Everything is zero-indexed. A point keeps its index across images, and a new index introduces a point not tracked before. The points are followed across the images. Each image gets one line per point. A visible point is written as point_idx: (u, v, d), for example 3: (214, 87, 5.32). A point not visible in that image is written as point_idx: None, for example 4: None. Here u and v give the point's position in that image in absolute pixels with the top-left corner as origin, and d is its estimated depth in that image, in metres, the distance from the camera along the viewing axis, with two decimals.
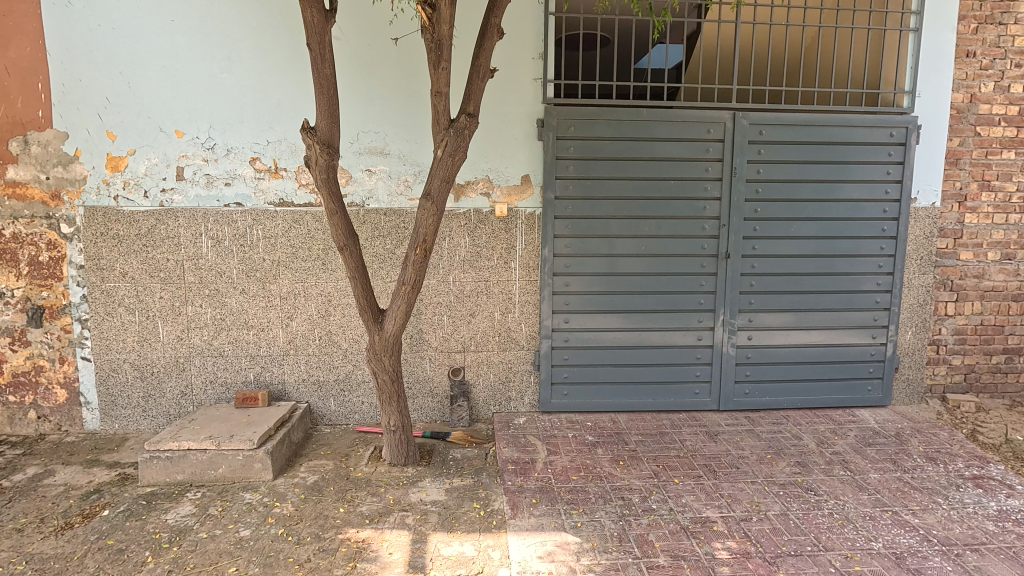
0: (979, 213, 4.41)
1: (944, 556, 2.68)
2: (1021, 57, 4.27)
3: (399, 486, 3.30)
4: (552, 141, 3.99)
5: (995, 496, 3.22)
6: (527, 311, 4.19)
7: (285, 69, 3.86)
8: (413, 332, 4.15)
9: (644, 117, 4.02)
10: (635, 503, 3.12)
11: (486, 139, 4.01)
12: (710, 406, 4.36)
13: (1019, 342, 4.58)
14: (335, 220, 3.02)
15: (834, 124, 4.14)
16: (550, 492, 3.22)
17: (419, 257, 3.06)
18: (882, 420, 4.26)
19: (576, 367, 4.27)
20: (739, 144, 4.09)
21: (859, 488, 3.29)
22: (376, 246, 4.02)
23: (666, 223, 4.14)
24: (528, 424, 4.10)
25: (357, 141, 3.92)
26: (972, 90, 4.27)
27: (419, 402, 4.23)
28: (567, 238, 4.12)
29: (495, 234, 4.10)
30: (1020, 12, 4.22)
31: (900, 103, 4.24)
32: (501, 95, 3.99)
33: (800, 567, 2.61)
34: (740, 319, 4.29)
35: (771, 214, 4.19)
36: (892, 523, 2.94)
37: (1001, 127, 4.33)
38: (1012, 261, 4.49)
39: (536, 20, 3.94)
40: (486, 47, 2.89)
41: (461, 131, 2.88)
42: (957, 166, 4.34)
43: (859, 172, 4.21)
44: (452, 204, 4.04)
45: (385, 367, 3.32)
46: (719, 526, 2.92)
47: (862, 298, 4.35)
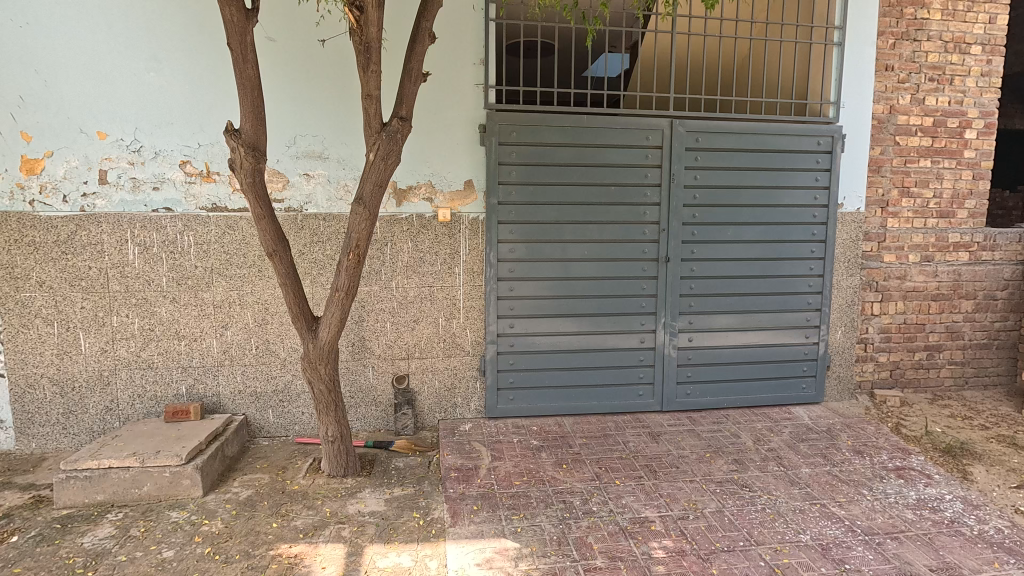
0: (900, 217, 4.67)
1: (866, 546, 2.79)
2: (934, 72, 4.56)
3: (337, 498, 3.22)
4: (495, 147, 3.99)
5: (914, 486, 3.38)
6: (471, 317, 4.17)
7: (217, 70, 3.73)
8: (354, 340, 4.06)
9: (586, 124, 4.08)
10: (576, 506, 3.13)
11: (427, 144, 3.99)
12: (653, 408, 4.45)
13: (939, 339, 4.86)
14: (263, 225, 2.92)
15: (766, 132, 4.30)
16: (492, 498, 3.20)
17: (353, 263, 3.00)
18: (815, 416, 4.43)
19: (522, 372, 4.27)
20: (677, 150, 4.20)
21: (791, 483, 3.40)
22: (315, 252, 3.92)
23: (608, 228, 4.21)
24: (474, 430, 4.08)
25: (294, 145, 3.83)
26: (892, 102, 4.53)
27: (362, 412, 4.15)
28: (512, 243, 4.12)
29: (438, 239, 4.06)
30: (931, 30, 4.50)
31: (826, 113, 4.45)
32: (440, 99, 3.97)
33: (732, 562, 2.67)
34: (681, 322, 4.40)
35: (708, 218, 4.32)
36: (820, 516, 3.05)
37: (918, 137, 4.60)
38: (931, 263, 4.76)
39: (474, 25, 3.94)
40: (417, 51, 2.86)
41: (393, 135, 2.84)
42: (880, 173, 4.59)
43: (790, 179, 4.39)
44: (394, 208, 4.00)
45: (321, 376, 3.24)
46: (657, 525, 2.96)
47: (795, 300, 4.53)
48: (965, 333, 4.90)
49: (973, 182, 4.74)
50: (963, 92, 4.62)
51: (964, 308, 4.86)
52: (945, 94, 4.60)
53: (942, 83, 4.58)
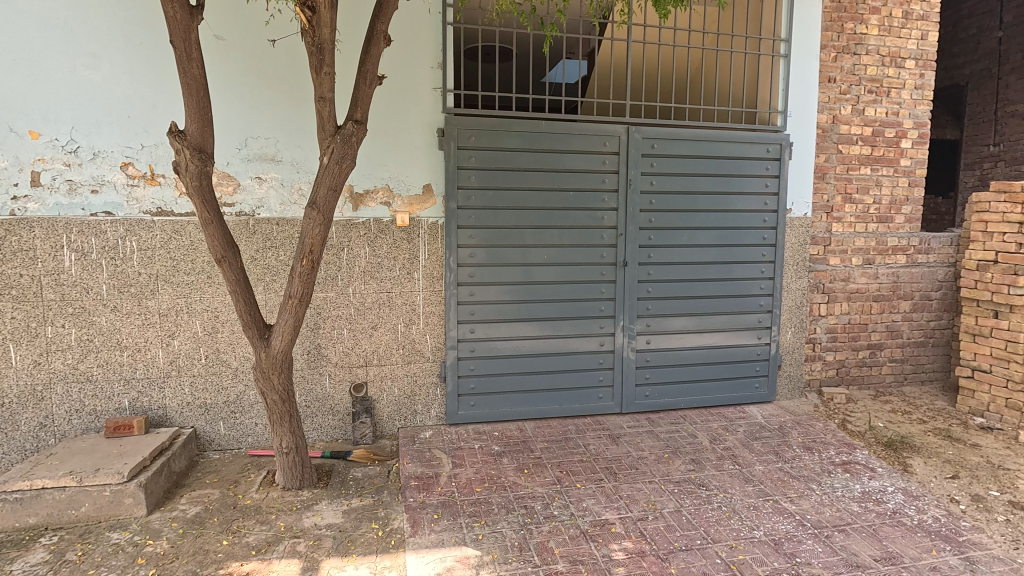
0: (843, 222, 4.90)
1: (815, 539, 2.90)
2: (872, 84, 4.80)
3: (292, 512, 3.11)
4: (454, 151, 3.96)
5: (860, 479, 3.53)
6: (431, 322, 4.13)
7: (161, 68, 3.58)
8: (310, 348, 3.96)
9: (544, 129, 4.10)
10: (538, 511, 3.13)
11: (384, 148, 3.93)
12: (613, 410, 4.50)
13: (880, 337, 5.11)
14: (211, 229, 2.81)
15: (718, 139, 4.43)
16: (452, 506, 3.16)
17: (307, 269, 2.92)
18: (768, 415, 4.58)
19: (483, 378, 4.24)
20: (633, 156, 4.28)
21: (745, 480, 3.50)
22: (268, 257, 3.80)
23: (567, 232, 4.24)
24: (434, 438, 4.03)
25: (245, 147, 3.70)
26: (834, 112, 4.74)
27: (318, 421, 4.03)
28: (472, 248, 4.09)
29: (397, 244, 4.01)
30: (869, 44, 4.74)
31: (774, 122, 4.63)
32: (397, 102, 3.92)
33: (689, 561, 2.71)
34: (639, 325, 4.47)
35: (664, 223, 4.41)
36: (773, 512, 3.15)
37: (859, 146, 4.84)
38: (872, 265, 5.00)
39: (431, 28, 3.91)
40: (372, 53, 2.81)
41: (347, 138, 2.79)
42: (824, 180, 4.80)
43: (742, 185, 4.53)
44: (350, 212, 3.92)
45: (274, 386, 3.13)
46: (617, 527, 2.99)
47: (748, 301, 4.67)
48: (904, 331, 5.16)
49: (908, 189, 5.01)
50: (899, 103, 4.88)
51: (902, 308, 5.12)
52: (883, 106, 4.85)
53: (880, 95, 4.83)
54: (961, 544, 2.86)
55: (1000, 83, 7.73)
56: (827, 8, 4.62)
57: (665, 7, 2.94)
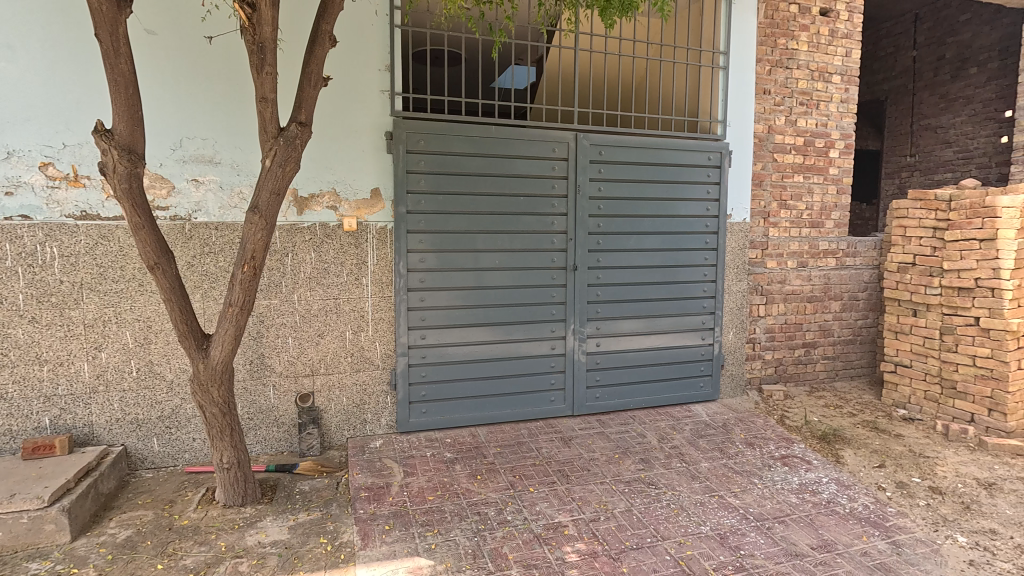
0: (779, 227, 5.15)
1: (758, 531, 3.02)
2: (803, 97, 5.08)
3: (233, 530, 2.97)
4: (402, 155, 3.91)
5: (797, 471, 3.71)
6: (381, 329, 4.04)
7: (85, 63, 3.36)
8: (253, 357, 3.80)
9: (494, 134, 4.11)
10: (491, 517, 3.11)
11: (330, 151, 3.83)
12: (565, 412, 4.55)
13: (814, 336, 5.40)
14: (142, 235, 2.65)
15: (663, 147, 4.57)
16: (404, 517, 3.10)
17: (248, 276, 2.80)
18: (713, 413, 4.75)
19: (434, 384, 4.19)
20: (582, 162, 4.35)
21: (692, 478, 3.60)
22: (206, 264, 3.62)
23: (518, 237, 4.26)
24: (385, 447, 3.94)
25: (180, 148, 3.52)
26: (769, 122, 4.99)
27: (262, 434, 3.87)
28: (422, 253, 4.05)
29: (344, 249, 3.91)
30: (799, 59, 5.02)
31: (715, 131, 4.81)
32: (343, 104, 3.83)
33: (640, 559, 2.77)
34: (590, 328, 4.54)
35: (612, 228, 4.51)
36: (718, 507, 3.26)
37: (792, 155, 5.11)
38: (806, 268, 5.28)
39: (379, 30, 3.85)
40: (317, 54, 2.73)
41: (291, 140, 2.70)
42: (761, 187, 5.04)
43: (685, 192, 4.69)
44: (295, 217, 3.79)
45: (213, 399, 2.99)
46: (570, 529, 3.02)
47: (692, 304, 4.83)
48: (835, 330, 5.48)
49: (837, 196, 5.33)
50: (827, 115, 5.19)
51: (833, 308, 5.43)
52: (813, 117, 5.14)
53: (810, 107, 5.12)
54: (888, 529, 3.05)
55: (915, 98, 8.38)
56: (761, 24, 4.86)
57: (610, 17, 3.02)
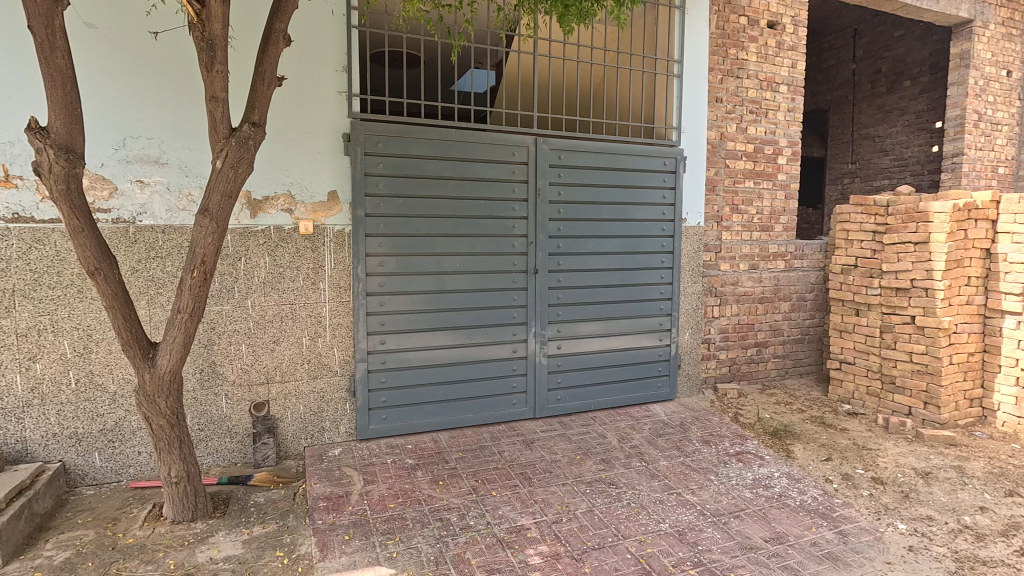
0: (732, 231, 5.33)
1: (714, 526, 3.10)
2: (753, 106, 5.27)
3: (183, 547, 2.84)
4: (360, 157, 3.84)
5: (751, 467, 3.84)
6: (339, 334, 3.96)
7: (17, 57, 3.16)
8: (203, 366, 3.65)
9: (454, 137, 4.09)
10: (453, 523, 3.09)
11: (285, 153, 3.73)
12: (526, 415, 4.57)
13: (765, 336, 5.61)
14: (81, 238, 2.51)
15: (620, 153, 4.66)
16: (365, 525, 3.04)
17: (198, 282, 2.69)
18: (670, 412, 4.86)
19: (394, 390, 4.13)
20: (542, 166, 4.39)
21: (651, 476, 3.68)
22: (152, 269, 3.47)
23: (479, 241, 4.25)
24: (344, 455, 3.86)
25: (123, 148, 3.36)
26: (722, 129, 5.16)
27: (213, 446, 3.72)
28: (381, 257, 3.98)
29: (300, 253, 3.81)
30: (749, 69, 5.21)
31: (670, 137, 4.94)
32: (299, 105, 3.74)
33: (602, 559, 2.80)
34: (551, 331, 4.57)
35: (572, 232, 4.56)
36: (677, 504, 3.33)
37: (743, 161, 5.29)
38: (757, 270, 5.48)
39: (335, 31, 3.78)
40: (270, 53, 2.66)
41: (243, 141, 2.62)
42: (714, 192, 5.20)
43: (642, 196, 4.79)
44: (248, 220, 3.68)
45: (161, 410, 2.85)
46: (533, 532, 3.02)
47: (650, 306, 4.94)
48: (785, 329, 5.70)
49: (785, 201, 5.55)
50: (775, 124, 5.40)
51: (783, 308, 5.65)
52: (762, 125, 5.35)
53: (759, 115, 5.32)
54: (835, 519, 3.19)
55: (855, 108, 8.83)
56: (713, 34, 5.02)
57: (569, 24, 3.05)
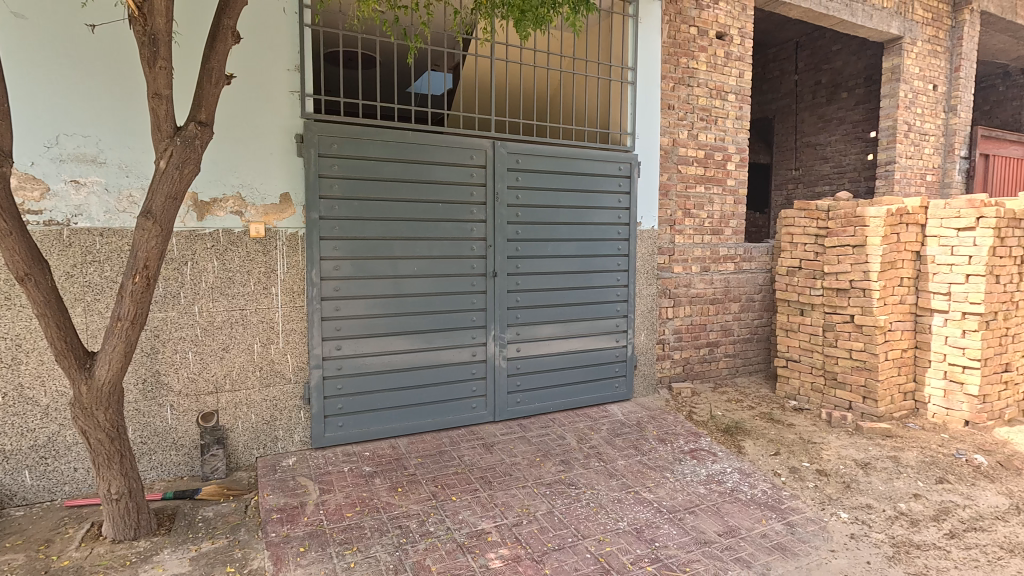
0: (684, 234, 5.48)
1: (671, 522, 3.18)
2: (703, 113, 5.45)
3: (125, 568, 2.69)
4: (314, 158, 3.75)
5: (705, 463, 3.96)
6: (292, 340, 3.85)
7: None
8: (146, 376, 3.48)
9: (411, 140, 4.05)
10: (413, 530, 3.05)
11: (234, 153, 3.60)
12: (486, 419, 4.56)
13: (716, 336, 5.79)
14: (8, 242, 2.35)
15: (577, 157, 4.73)
16: (321, 536, 2.96)
17: (140, 287, 2.56)
18: (627, 412, 4.95)
19: (351, 397, 4.04)
20: (500, 170, 4.40)
21: (610, 476, 3.73)
22: (88, 274, 3.28)
23: (437, 244, 4.22)
24: (298, 464, 3.75)
25: (57, 146, 3.17)
26: (674, 136, 5.31)
27: (157, 459, 3.55)
28: (336, 261, 3.90)
29: (251, 257, 3.69)
30: (699, 78, 5.39)
31: (625, 142, 5.04)
32: (249, 104, 3.62)
33: (562, 559, 2.82)
34: (510, 334, 4.58)
35: (530, 235, 4.59)
36: (634, 502, 3.40)
37: (695, 167, 5.46)
38: (709, 272, 5.66)
39: (287, 29, 3.69)
40: (218, 50, 2.56)
41: (190, 141, 2.52)
42: (667, 197, 5.34)
43: (598, 200, 4.87)
44: (194, 222, 3.53)
45: (99, 424, 2.70)
46: (493, 536, 3.02)
47: (607, 308, 5.03)
48: (735, 329, 5.91)
49: (734, 205, 5.76)
50: (724, 131, 5.60)
51: (733, 309, 5.86)
52: (712, 132, 5.53)
53: (709, 123, 5.50)
54: (784, 511, 3.32)
55: (798, 117, 9.25)
56: (665, 43, 5.17)
57: (525, 29, 3.07)
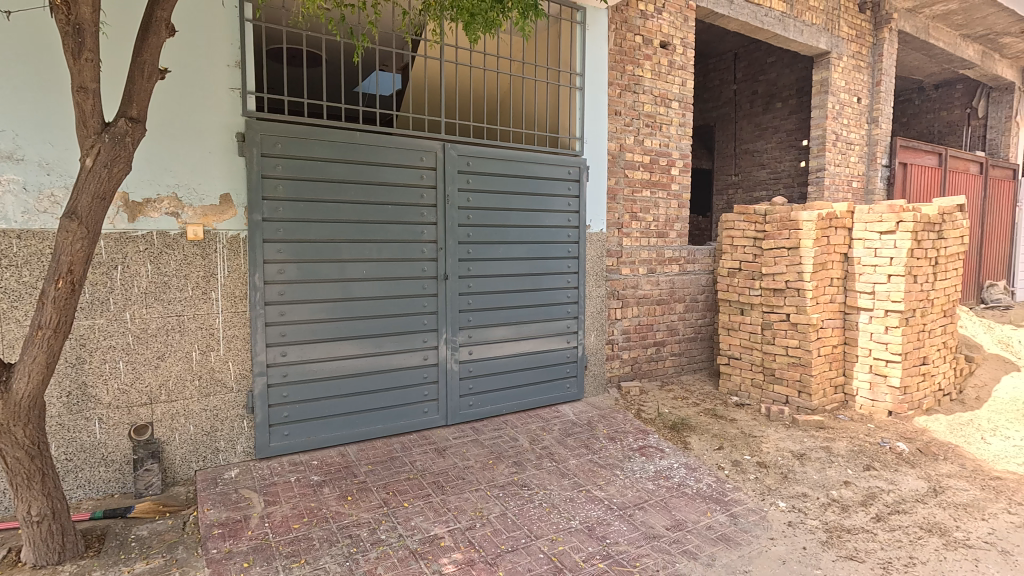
0: (631, 237, 5.63)
1: (621, 519, 3.25)
2: (648, 120, 5.62)
3: None
4: (256, 158, 3.62)
5: (653, 460, 4.07)
6: (234, 347, 3.69)
7: None
8: (72, 388, 3.25)
9: (358, 140, 3.98)
10: (363, 539, 2.98)
11: (169, 152, 3.43)
12: (438, 423, 4.52)
13: (663, 335, 5.97)
14: None
15: (526, 160, 4.77)
16: (266, 550, 2.85)
17: (64, 293, 2.39)
18: (578, 412, 5.03)
19: (297, 405, 3.92)
20: (450, 172, 4.38)
21: (562, 475, 3.78)
22: (4, 279, 3.04)
23: (387, 246, 4.16)
24: (241, 476, 3.60)
25: None
26: (621, 141, 5.45)
27: (85, 477, 3.32)
28: (281, 264, 3.77)
29: (188, 260, 3.51)
30: (644, 85, 5.55)
31: (573, 147, 5.13)
32: (185, 100, 3.46)
33: (516, 561, 2.83)
34: (461, 336, 4.57)
35: (481, 237, 4.59)
36: (586, 501, 3.45)
37: (641, 171, 5.62)
38: (655, 274, 5.83)
39: (227, 24, 3.54)
40: (151, 43, 2.44)
41: (119, 138, 2.38)
42: (615, 200, 5.47)
43: (548, 203, 4.93)
44: (126, 224, 3.34)
45: (16, 441, 2.48)
46: (446, 541, 2.99)
47: (557, 309, 5.09)
48: (680, 329, 6.11)
49: (678, 209, 5.97)
50: (668, 137, 5.79)
51: (678, 309, 6.06)
52: (657, 138, 5.71)
53: (654, 129, 5.67)
54: (727, 503, 3.46)
55: (736, 125, 9.68)
56: (611, 50, 5.29)
57: (475, 32, 3.09)
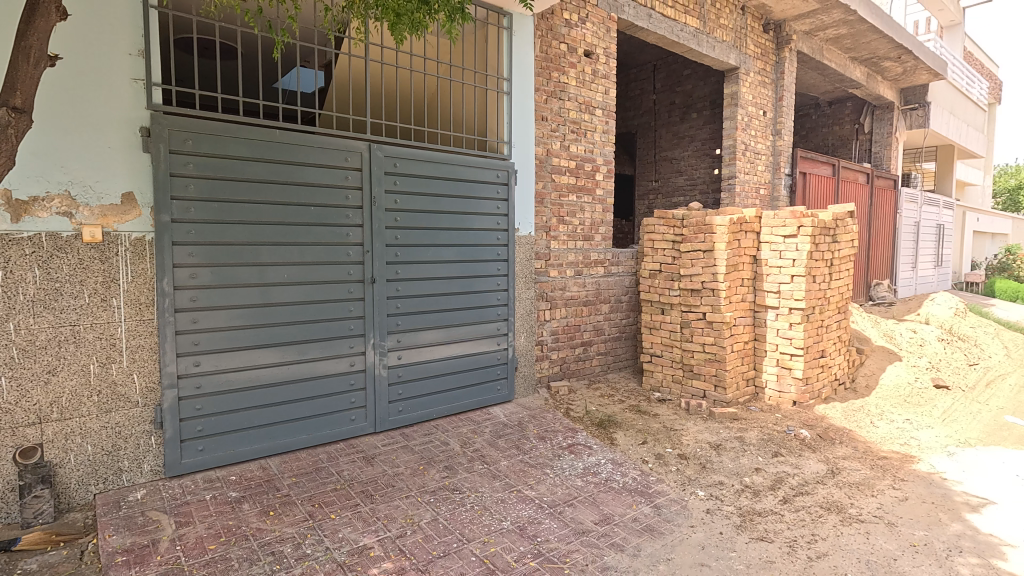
0: (559, 240, 5.75)
1: (551, 517, 3.31)
2: (573, 126, 5.77)
3: None
4: (163, 155, 3.38)
5: (581, 457, 4.18)
6: (139, 358, 3.42)
7: None
8: None
9: (278, 138, 3.81)
10: (287, 555, 2.85)
11: (60, 147, 3.12)
12: (366, 430, 4.41)
13: (590, 335, 6.14)
14: None
15: (454, 163, 4.77)
16: None
17: None
18: (509, 413, 5.07)
19: (213, 418, 3.68)
20: (376, 173, 4.29)
21: (493, 477, 3.80)
22: None
23: (310, 249, 4.01)
24: (149, 497, 3.33)
25: None
26: (548, 146, 5.56)
27: None
28: (193, 268, 3.53)
29: (85, 265, 3.22)
30: (569, 92, 5.70)
31: (502, 151, 5.18)
32: (80, 90, 3.16)
33: (448, 565, 2.82)
34: (390, 341, 4.48)
35: (410, 240, 4.53)
36: (517, 501, 3.49)
37: (567, 176, 5.76)
38: (582, 276, 5.99)
39: (128, 10, 3.29)
40: (37, 26, 2.21)
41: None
42: (543, 204, 5.57)
43: (477, 206, 4.95)
44: (8, 225, 3.00)
45: None
46: (376, 550, 2.92)
47: (487, 312, 5.11)
48: (605, 328, 6.31)
49: (603, 213, 6.17)
50: (593, 143, 5.98)
51: (604, 310, 6.26)
52: (583, 144, 5.88)
53: (579, 135, 5.84)
54: (651, 494, 3.62)
55: (656, 133, 10.17)
56: (537, 57, 5.39)
57: (401, 33, 3.06)
